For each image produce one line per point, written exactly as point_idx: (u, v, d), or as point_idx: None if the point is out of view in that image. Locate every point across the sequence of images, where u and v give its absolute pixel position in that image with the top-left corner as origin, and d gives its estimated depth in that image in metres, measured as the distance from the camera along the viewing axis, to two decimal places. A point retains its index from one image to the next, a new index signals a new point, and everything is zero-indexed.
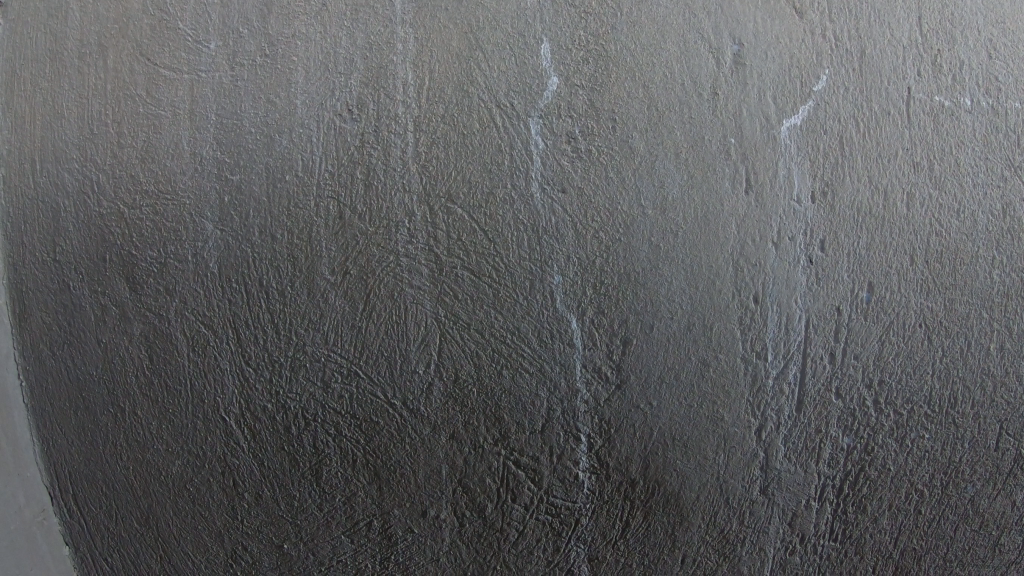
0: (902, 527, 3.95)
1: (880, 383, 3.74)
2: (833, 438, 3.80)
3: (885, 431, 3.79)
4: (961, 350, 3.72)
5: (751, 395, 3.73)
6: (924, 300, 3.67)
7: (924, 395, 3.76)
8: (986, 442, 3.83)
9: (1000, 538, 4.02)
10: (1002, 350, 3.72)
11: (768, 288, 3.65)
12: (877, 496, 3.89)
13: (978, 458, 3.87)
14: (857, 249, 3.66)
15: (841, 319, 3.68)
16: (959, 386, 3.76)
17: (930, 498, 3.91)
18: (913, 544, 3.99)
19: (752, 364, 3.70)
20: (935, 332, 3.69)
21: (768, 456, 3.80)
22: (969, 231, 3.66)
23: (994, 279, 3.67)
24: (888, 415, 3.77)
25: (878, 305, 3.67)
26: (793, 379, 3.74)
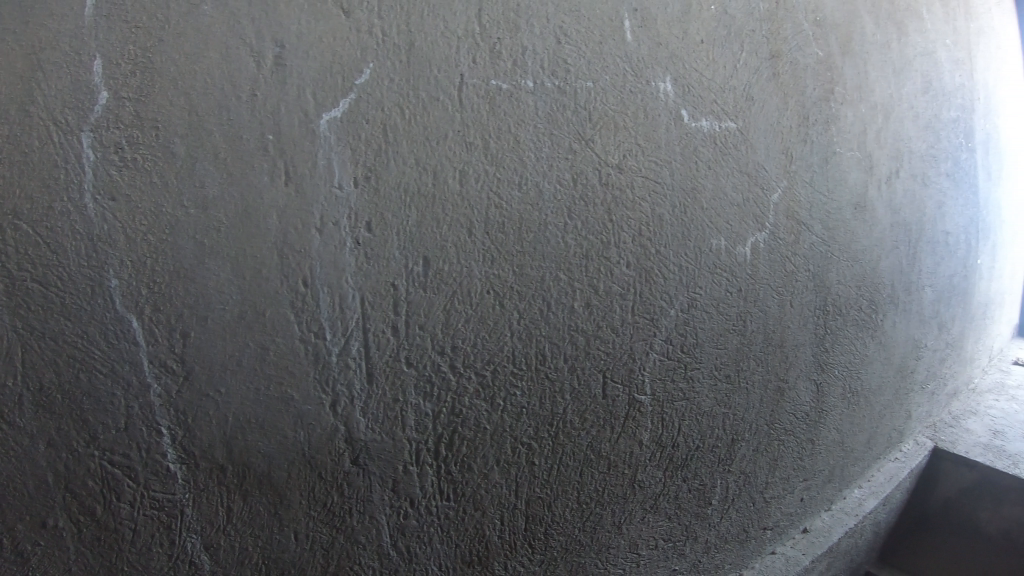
0: (940, 286, 3.94)
1: (923, 179, 3.67)
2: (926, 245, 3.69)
3: (931, 216, 3.75)
4: (920, 98, 3.78)
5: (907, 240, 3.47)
6: (901, 49, 3.56)
7: (928, 159, 3.77)
8: (943, 166, 3.98)
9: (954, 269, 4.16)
10: (926, 85, 3.86)
11: (884, 115, 3.31)
12: (935, 276, 3.84)
13: (937, 122, 3.98)
14: (883, 65, 3.35)
15: (907, 161, 3.51)
16: (930, 140, 3.81)
17: (947, 249, 3.97)
18: (942, 289, 3.98)
19: (904, 195, 3.43)
20: (914, 87, 3.69)
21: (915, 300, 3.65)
22: (898, 17, 3.54)
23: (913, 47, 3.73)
24: (930, 195, 3.74)
25: (902, 84, 3.53)
26: (911, 189, 3.51)
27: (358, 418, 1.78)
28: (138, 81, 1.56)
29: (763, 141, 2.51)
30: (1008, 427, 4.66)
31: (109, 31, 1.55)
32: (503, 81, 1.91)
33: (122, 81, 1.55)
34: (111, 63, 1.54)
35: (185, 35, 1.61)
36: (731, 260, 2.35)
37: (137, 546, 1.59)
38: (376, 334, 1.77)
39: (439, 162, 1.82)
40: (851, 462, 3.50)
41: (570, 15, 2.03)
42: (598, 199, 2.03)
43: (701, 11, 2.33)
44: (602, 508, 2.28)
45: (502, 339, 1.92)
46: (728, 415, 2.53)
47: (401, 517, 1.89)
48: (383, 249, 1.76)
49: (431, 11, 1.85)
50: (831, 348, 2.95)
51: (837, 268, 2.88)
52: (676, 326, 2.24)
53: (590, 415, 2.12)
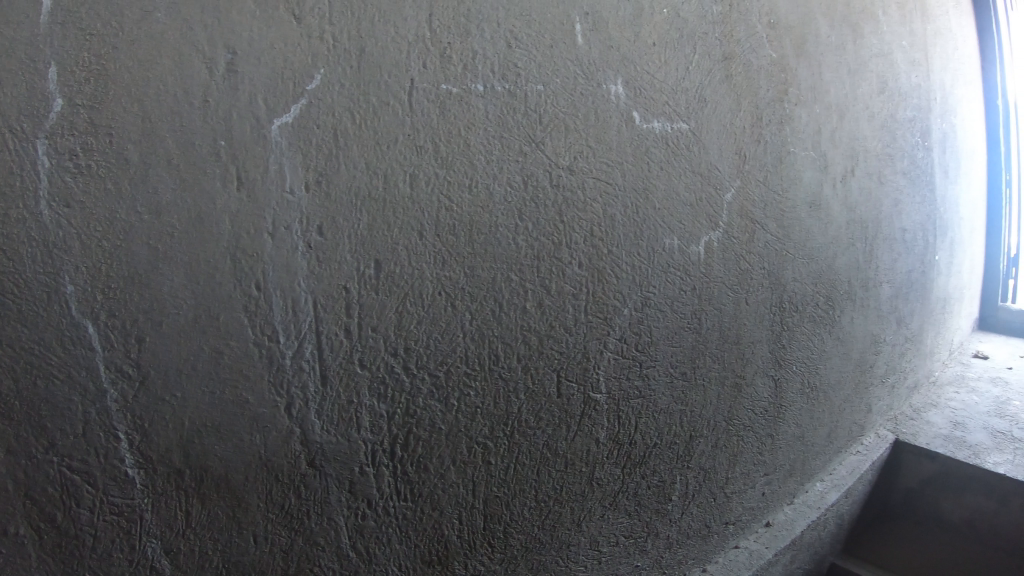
0: (897, 283, 4.01)
1: (880, 178, 3.74)
2: (884, 243, 3.75)
3: (888, 215, 3.81)
4: (877, 98, 3.83)
5: (865, 241, 3.53)
6: (857, 50, 3.61)
7: (885, 158, 3.83)
8: (900, 165, 4.04)
9: (912, 266, 4.23)
10: (883, 85, 3.92)
11: (839, 117, 3.36)
12: (893, 273, 3.92)
13: (893, 122, 4.04)
14: (837, 67, 3.39)
15: (865, 161, 3.57)
16: (886, 140, 3.87)
17: (904, 247, 4.04)
18: (899, 287, 4.05)
19: (861, 196, 3.48)
20: (872, 88, 3.75)
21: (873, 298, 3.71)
22: (853, 20, 3.58)
23: (870, 48, 3.79)
24: (888, 194, 3.81)
25: (857, 85, 3.58)
26: (868, 189, 3.57)
27: (313, 420, 1.75)
28: (94, 86, 1.43)
29: (716, 142, 2.55)
30: (968, 418, 4.78)
31: (64, 38, 1.40)
32: (454, 85, 1.90)
33: (78, 86, 1.42)
34: (66, 68, 1.40)
35: (139, 40, 1.48)
36: (684, 258, 2.42)
37: (99, 551, 1.50)
38: (328, 337, 1.75)
39: (390, 167, 1.80)
40: (812, 456, 3.54)
41: (521, 19, 2.02)
42: (549, 200, 2.06)
43: (654, 13, 2.35)
44: (561, 506, 2.29)
45: (455, 340, 1.93)
46: (685, 412, 2.58)
47: (359, 518, 1.87)
48: (334, 252, 1.74)
49: (382, 17, 1.80)
50: (788, 344, 3.00)
51: (793, 265, 2.93)
52: (630, 325, 2.30)
53: (545, 414, 2.15)
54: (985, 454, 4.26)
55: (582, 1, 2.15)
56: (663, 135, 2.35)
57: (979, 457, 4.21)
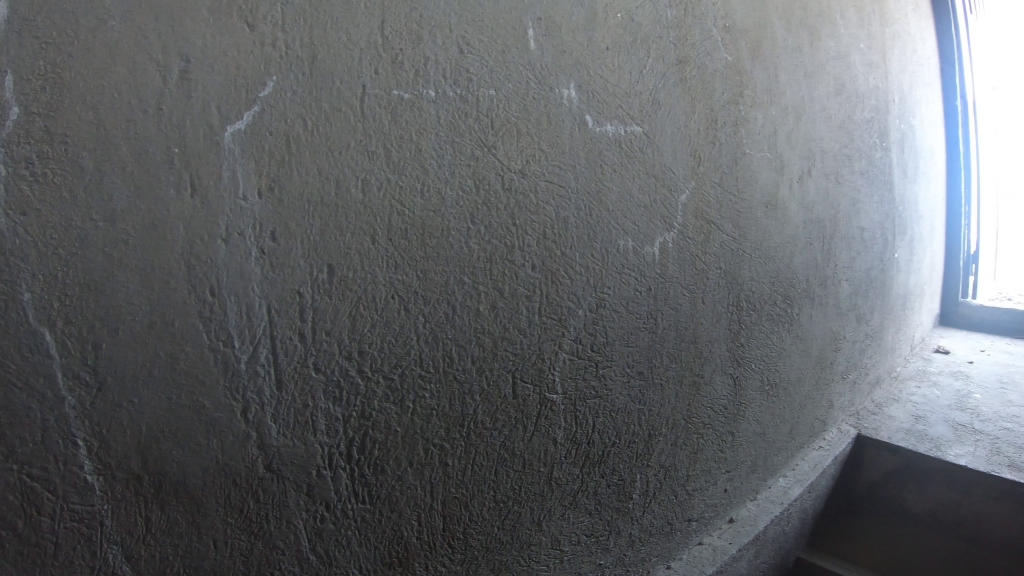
0: (856, 280, 4.07)
1: (838, 178, 3.79)
2: (842, 242, 3.80)
3: (846, 215, 3.87)
4: (835, 100, 3.89)
5: (823, 241, 3.58)
6: (814, 53, 3.66)
7: (842, 159, 3.89)
8: (858, 165, 4.10)
9: (871, 264, 4.29)
10: (840, 87, 3.98)
11: (796, 119, 3.41)
12: (851, 272, 3.98)
13: (851, 123, 4.10)
14: (793, 70, 3.44)
15: (822, 162, 3.63)
16: (844, 140, 3.93)
17: (862, 246, 4.10)
18: (858, 284, 4.12)
19: (818, 197, 3.54)
20: (829, 90, 3.80)
21: (832, 297, 3.77)
22: (810, 22, 3.63)
23: (827, 51, 3.84)
24: (846, 194, 3.87)
25: (814, 87, 3.64)
26: (826, 189, 3.62)
27: (270, 424, 1.75)
28: (49, 94, 1.41)
29: (670, 145, 2.59)
30: (929, 411, 4.85)
31: (20, 46, 1.38)
32: (405, 90, 1.91)
33: (33, 95, 1.39)
34: (20, 76, 1.38)
35: (93, 49, 1.47)
36: (638, 259, 2.47)
37: (60, 559, 1.46)
38: (283, 341, 1.75)
39: (342, 172, 1.81)
40: (774, 452, 3.57)
41: (473, 25, 2.04)
42: (501, 203, 2.09)
43: (607, 18, 2.38)
44: (520, 507, 2.30)
45: (409, 342, 1.94)
46: (642, 411, 2.62)
47: (318, 521, 1.86)
48: (287, 258, 1.74)
49: (334, 24, 1.81)
50: (747, 342, 3.05)
51: (750, 265, 2.97)
52: (585, 326, 2.34)
53: (501, 415, 2.17)
54: (947, 446, 4.33)
55: (535, 7, 2.18)
56: (616, 139, 2.39)
57: (941, 449, 4.28)
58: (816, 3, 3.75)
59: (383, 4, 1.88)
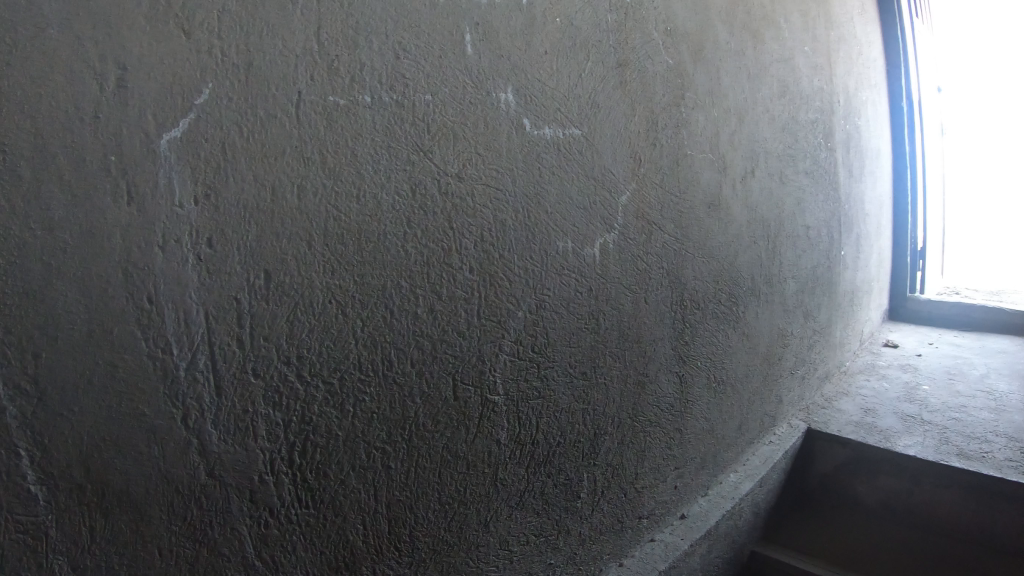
0: (803, 278, 4.15)
1: (782, 176, 3.86)
2: (787, 239, 3.88)
3: (791, 212, 3.94)
4: (779, 101, 3.95)
5: (768, 238, 3.65)
6: (756, 54, 3.71)
7: (786, 158, 3.95)
8: (804, 165, 4.17)
9: (817, 262, 4.37)
10: (784, 87, 4.04)
11: (738, 119, 3.46)
12: (798, 269, 4.05)
13: (796, 123, 4.17)
14: (735, 71, 3.48)
15: (766, 162, 3.68)
16: (788, 140, 3.99)
17: (807, 243, 4.18)
18: (805, 280, 4.19)
19: (762, 196, 3.60)
20: (772, 91, 3.87)
21: (779, 292, 3.84)
22: (752, 23, 3.68)
23: (771, 53, 3.89)
24: (790, 192, 3.94)
25: (757, 87, 3.69)
26: (769, 188, 3.69)
27: (210, 430, 1.74)
28: None
29: (609, 147, 2.63)
30: (878, 404, 4.93)
31: None
32: (340, 96, 1.91)
33: None
34: None
35: (31, 57, 1.43)
36: (578, 260, 2.52)
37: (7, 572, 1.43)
38: (221, 347, 1.74)
39: (277, 178, 1.81)
40: (724, 448, 3.61)
41: (410, 30, 2.05)
42: (437, 207, 2.10)
43: (546, 22, 2.41)
44: (466, 508, 2.32)
45: (347, 346, 1.95)
46: (586, 410, 2.66)
47: (262, 527, 1.85)
48: (224, 264, 1.73)
49: (270, 31, 1.80)
50: (690, 340, 3.11)
51: (693, 265, 3.04)
52: (524, 327, 2.37)
53: (442, 417, 2.19)
54: (896, 437, 4.40)
55: (472, 12, 2.19)
56: (554, 142, 2.42)
57: (890, 441, 4.36)
58: (759, 6, 3.79)
59: (319, 11, 1.88)
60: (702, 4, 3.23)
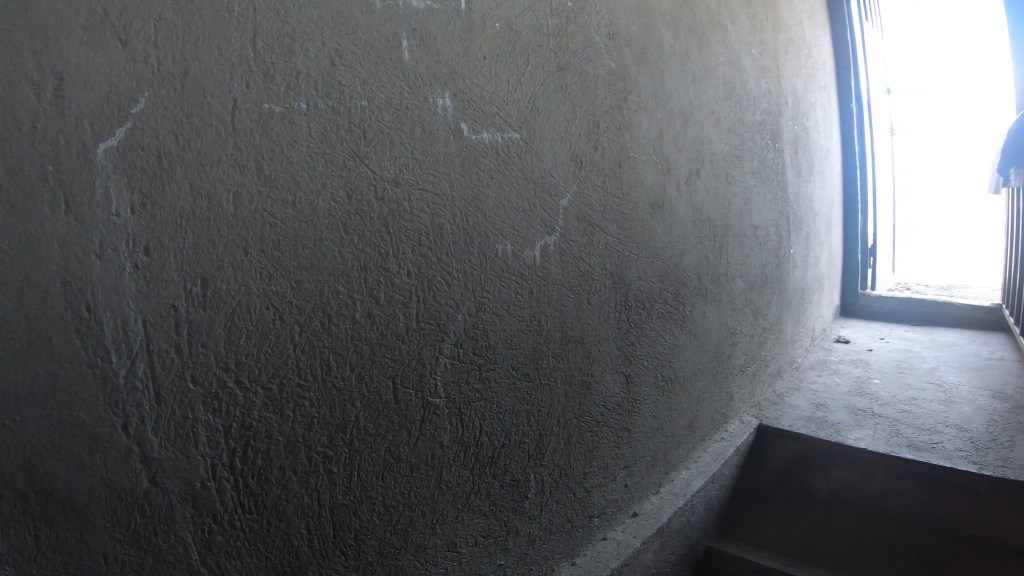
0: (752, 277, 4.25)
1: (728, 178, 3.92)
2: (734, 239, 3.95)
3: (738, 213, 4.01)
4: (725, 102, 4.00)
5: (714, 239, 3.73)
6: (702, 56, 3.75)
7: (732, 159, 4.00)
8: (751, 166, 4.24)
9: (765, 260, 4.44)
10: (731, 89, 4.09)
11: (683, 123, 3.51)
12: (746, 268, 4.14)
13: (743, 123, 4.22)
14: (680, 75, 3.52)
15: (711, 163, 3.74)
16: (735, 142, 4.05)
17: (754, 242, 4.25)
18: (753, 278, 4.27)
19: (707, 198, 3.66)
20: (720, 93, 3.93)
21: (728, 291, 3.93)
22: (697, 26, 3.71)
23: (717, 55, 3.94)
24: (738, 192, 4.02)
25: (702, 90, 3.73)
26: (716, 190, 3.76)
27: (151, 437, 1.72)
28: None
29: (549, 149, 2.67)
30: (829, 398, 5.00)
31: None
32: (276, 103, 1.91)
33: None
34: None
35: None
36: (518, 263, 2.56)
37: None
38: (159, 355, 1.73)
39: (213, 186, 1.79)
40: (675, 445, 3.66)
41: (346, 38, 2.05)
42: (374, 213, 2.11)
43: (485, 28, 2.43)
44: (412, 511, 2.34)
45: (285, 351, 1.96)
46: (531, 411, 2.70)
47: (206, 533, 1.85)
48: (161, 272, 1.72)
49: (206, 39, 1.78)
50: (636, 340, 3.18)
51: (637, 265, 3.13)
52: (464, 330, 2.39)
53: (383, 420, 2.20)
54: (846, 431, 4.47)
55: (409, 18, 2.20)
56: (493, 146, 2.45)
57: (841, 434, 4.43)
58: (705, 9, 3.83)
59: (255, 19, 1.87)
60: (646, 8, 3.26)
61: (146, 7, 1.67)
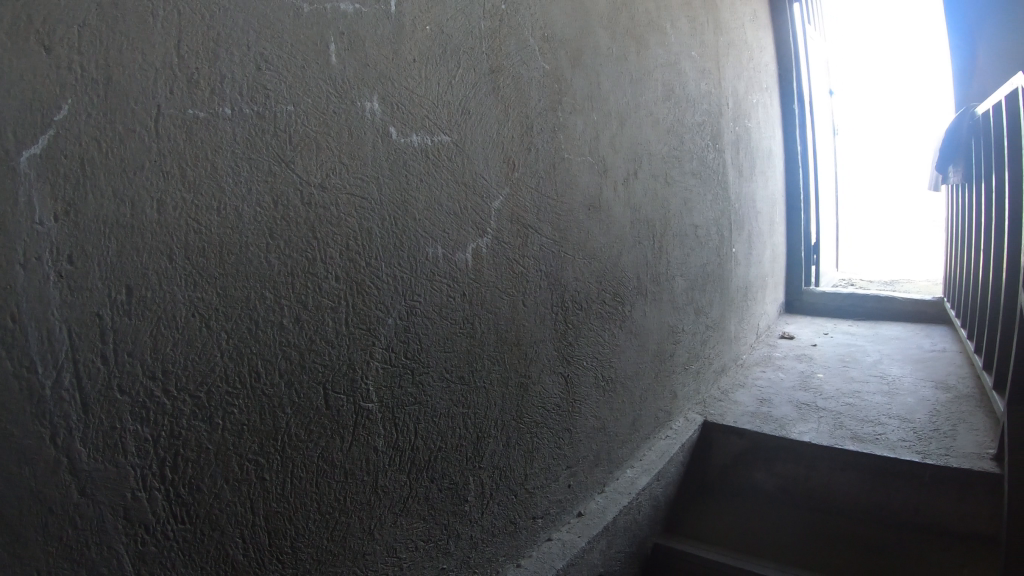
0: (693, 275, 4.32)
1: (667, 178, 3.96)
2: (673, 239, 4.01)
3: (678, 213, 4.07)
4: (664, 103, 4.04)
5: (651, 239, 3.77)
6: (639, 58, 3.78)
7: (671, 159, 4.03)
8: (691, 166, 4.29)
9: (705, 258, 4.50)
10: (671, 91, 4.14)
11: (620, 124, 3.54)
12: (685, 266, 4.19)
13: (682, 123, 4.26)
14: (617, 77, 3.55)
15: (649, 163, 3.78)
16: (674, 142, 4.09)
17: (694, 241, 4.30)
18: (693, 275, 4.33)
19: (644, 199, 3.70)
20: (659, 95, 3.98)
21: (668, 291, 4.00)
22: (634, 27, 3.73)
23: (656, 56, 3.97)
24: (677, 192, 4.08)
25: (640, 91, 3.76)
26: (653, 190, 3.81)
27: (80, 448, 1.67)
28: None
29: (481, 151, 2.68)
30: (774, 393, 5.05)
31: None
32: (200, 109, 1.87)
33: None
34: None
35: None
36: (450, 266, 2.57)
37: None
38: (85, 364, 1.68)
39: (137, 193, 1.76)
40: (618, 444, 3.68)
41: (272, 42, 2.04)
42: (300, 217, 2.10)
43: (415, 31, 2.43)
44: (348, 517, 2.33)
45: (212, 359, 1.93)
46: (467, 414, 2.71)
47: (139, 544, 1.80)
48: (85, 281, 1.67)
49: (130, 44, 1.74)
50: (573, 340, 3.22)
51: (572, 265, 3.17)
52: (394, 334, 2.39)
53: (314, 426, 2.19)
54: (790, 425, 4.52)
55: (337, 22, 2.19)
56: (422, 149, 2.45)
57: (785, 429, 4.47)
58: (643, 11, 3.86)
59: (179, 24, 1.83)
60: (582, 10, 3.28)
61: (71, 13, 1.62)
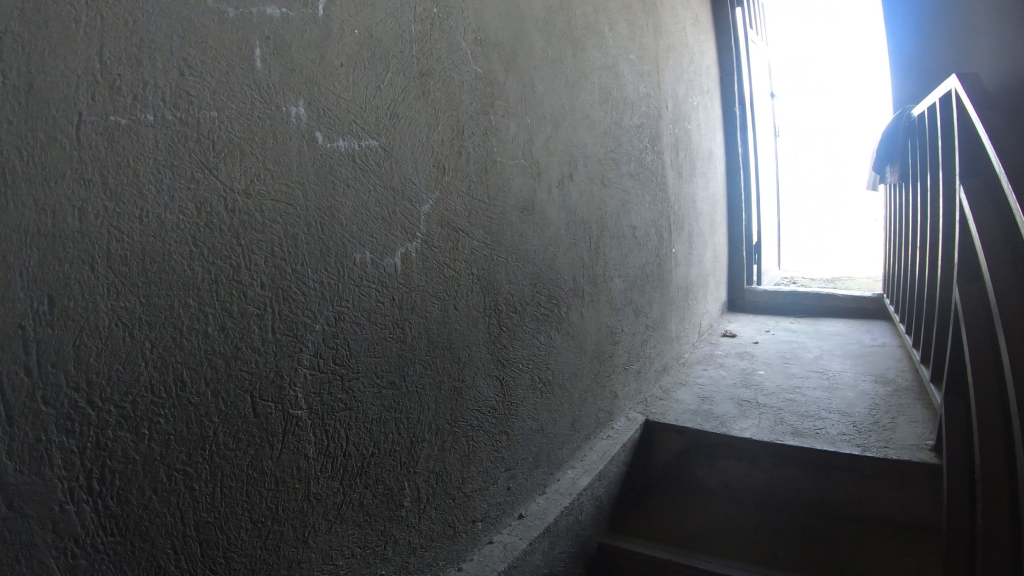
0: (630, 276, 4.34)
1: (603, 180, 3.99)
2: (609, 241, 4.04)
3: (614, 216, 4.10)
4: (601, 106, 4.07)
5: (586, 241, 3.80)
6: (574, 60, 3.79)
7: (607, 161, 4.06)
8: (628, 168, 4.32)
9: (643, 258, 4.53)
10: (607, 93, 4.16)
11: (555, 127, 3.56)
12: (621, 266, 4.22)
13: (619, 125, 4.29)
14: (552, 81, 3.57)
15: (584, 165, 3.81)
16: (610, 144, 4.12)
17: (631, 241, 4.34)
18: (631, 276, 4.36)
19: (579, 201, 3.73)
20: (595, 98, 4.00)
21: (604, 292, 4.02)
22: (569, 30, 3.75)
23: (591, 59, 4.00)
24: (614, 193, 4.11)
25: (575, 94, 3.79)
26: (589, 191, 3.84)
27: (6, 462, 1.64)
28: None
29: (409, 155, 2.69)
30: (714, 391, 5.10)
31: None
32: (122, 116, 1.85)
33: None
34: None
35: None
36: (379, 271, 2.56)
37: None
38: (9, 376, 1.65)
39: (58, 203, 1.73)
40: (557, 445, 3.70)
41: (195, 47, 2.02)
42: (223, 224, 2.09)
43: (342, 34, 2.42)
44: (281, 526, 2.31)
45: (137, 368, 1.91)
46: (400, 419, 2.70)
47: (69, 558, 1.78)
48: (7, 292, 1.64)
49: (51, 51, 1.71)
50: (507, 343, 3.22)
51: (505, 268, 3.18)
52: (322, 340, 2.38)
53: (243, 435, 2.18)
54: (731, 423, 4.56)
55: (262, 27, 2.18)
56: (349, 153, 2.45)
57: (726, 426, 4.52)
58: (579, 14, 3.88)
59: (100, 30, 1.81)
60: (516, 13, 3.29)
61: None
